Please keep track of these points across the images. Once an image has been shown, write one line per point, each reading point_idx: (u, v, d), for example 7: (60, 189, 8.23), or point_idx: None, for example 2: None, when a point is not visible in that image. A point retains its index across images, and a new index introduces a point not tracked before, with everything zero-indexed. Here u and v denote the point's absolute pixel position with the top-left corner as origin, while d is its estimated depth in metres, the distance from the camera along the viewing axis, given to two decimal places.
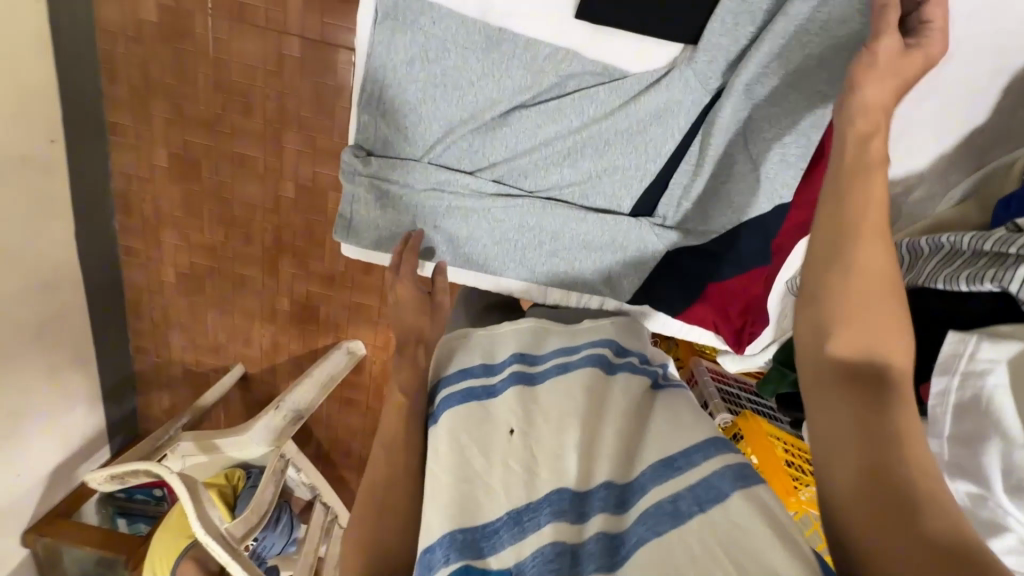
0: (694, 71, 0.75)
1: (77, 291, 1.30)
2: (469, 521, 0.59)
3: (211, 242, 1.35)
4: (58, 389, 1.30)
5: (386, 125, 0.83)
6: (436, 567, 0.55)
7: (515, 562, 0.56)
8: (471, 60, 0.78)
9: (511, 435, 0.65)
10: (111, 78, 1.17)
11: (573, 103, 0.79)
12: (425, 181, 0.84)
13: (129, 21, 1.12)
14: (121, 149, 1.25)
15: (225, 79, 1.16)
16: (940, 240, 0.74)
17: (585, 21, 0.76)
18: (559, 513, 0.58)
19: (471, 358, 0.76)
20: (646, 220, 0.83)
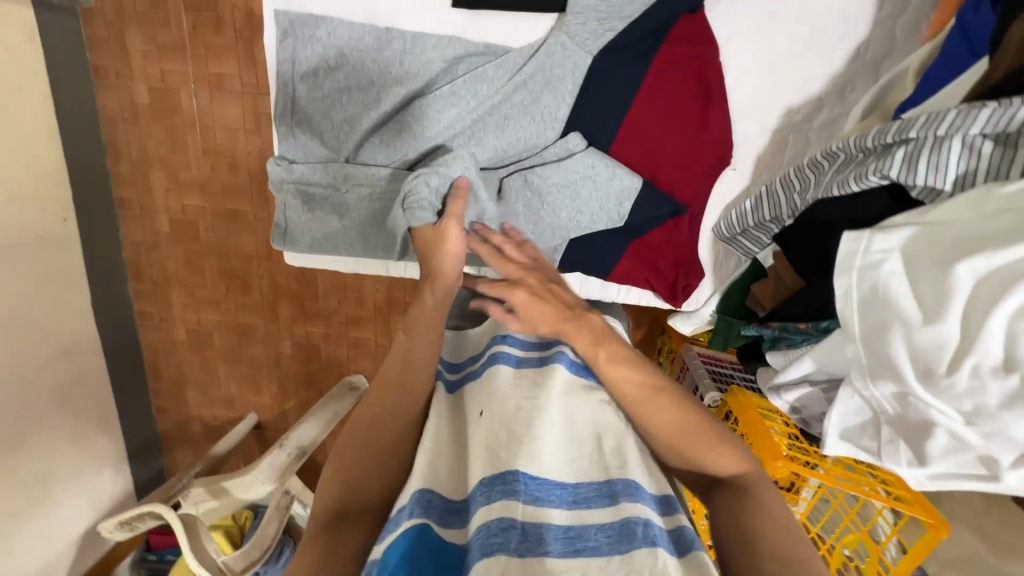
0: (569, 34, 0.80)
1: (97, 356, 1.39)
2: (443, 491, 0.61)
3: (215, 296, 1.43)
4: (85, 453, 1.37)
5: (301, 131, 0.88)
6: (399, 522, 0.57)
7: (474, 527, 0.54)
8: (366, 60, 0.83)
9: (481, 415, 0.65)
10: (116, 159, 1.31)
11: (466, 84, 0.82)
12: (344, 178, 0.86)
13: (126, 106, 1.26)
14: (129, 220, 1.37)
15: (211, 143, 1.27)
16: (836, 155, 0.62)
17: (463, 8, 0.82)
18: (512, 493, 0.56)
19: (461, 355, 0.83)
20: (556, 185, 0.86)
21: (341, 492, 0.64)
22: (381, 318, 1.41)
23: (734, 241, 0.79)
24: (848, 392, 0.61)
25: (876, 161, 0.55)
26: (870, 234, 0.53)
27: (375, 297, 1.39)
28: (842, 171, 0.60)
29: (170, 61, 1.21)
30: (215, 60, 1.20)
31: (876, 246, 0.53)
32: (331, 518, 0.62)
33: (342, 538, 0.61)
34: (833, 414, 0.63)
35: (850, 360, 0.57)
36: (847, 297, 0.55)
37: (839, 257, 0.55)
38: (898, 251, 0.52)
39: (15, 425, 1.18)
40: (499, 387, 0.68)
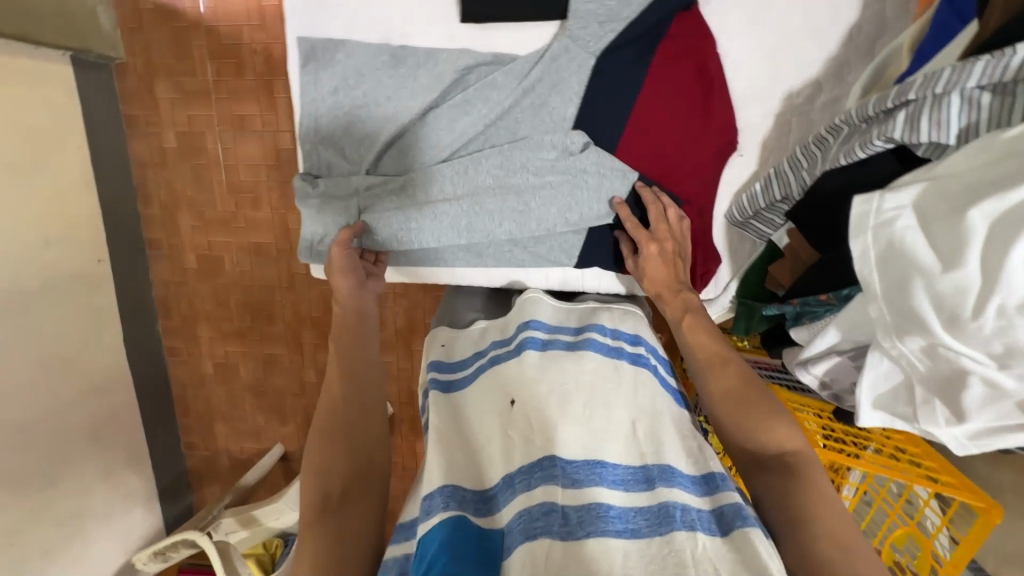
0: (573, 37, 0.81)
1: (128, 393, 1.42)
2: (472, 485, 0.63)
3: (240, 328, 1.47)
4: (117, 489, 1.38)
5: (324, 148, 0.90)
6: (435, 511, 0.58)
7: (511, 517, 0.57)
8: (382, 77, 0.86)
9: (513, 405, 0.67)
10: (146, 202, 1.38)
11: (477, 92, 0.85)
12: (364, 188, 0.88)
13: (155, 151, 1.34)
14: (159, 259, 1.43)
15: (235, 181, 1.34)
16: (840, 128, 0.62)
17: (471, 23, 0.85)
18: (546, 480, 0.58)
19: (470, 344, 0.82)
20: (568, 183, 0.85)
21: (323, 476, 0.68)
22: (403, 341, 1.42)
23: (747, 225, 0.79)
24: (876, 357, 0.57)
25: (877, 125, 0.55)
26: (881, 194, 0.50)
27: (395, 321, 1.41)
28: (847, 143, 0.59)
29: (195, 106, 1.29)
30: (236, 103, 1.28)
31: (889, 204, 0.50)
32: (323, 509, 0.66)
33: (338, 520, 0.65)
34: (863, 380, 0.58)
35: (874, 320, 0.53)
36: (867, 260, 0.51)
37: (851, 220, 0.52)
38: (913, 206, 0.49)
39: (50, 461, 1.20)
40: (526, 374, 0.70)
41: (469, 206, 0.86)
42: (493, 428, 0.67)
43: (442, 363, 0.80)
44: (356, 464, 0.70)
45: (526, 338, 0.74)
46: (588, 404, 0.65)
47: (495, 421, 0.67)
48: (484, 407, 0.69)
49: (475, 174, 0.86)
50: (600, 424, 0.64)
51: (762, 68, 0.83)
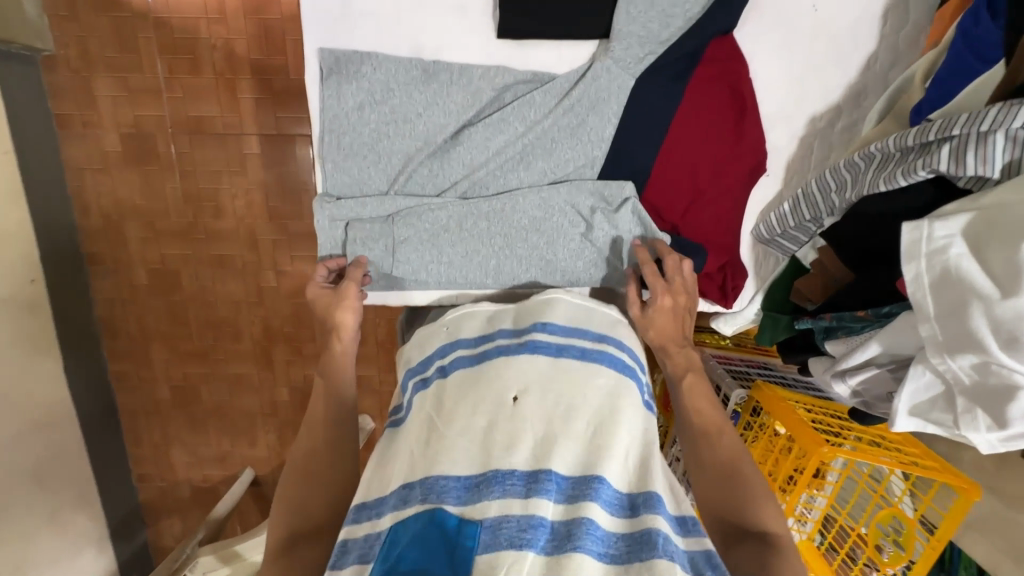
0: (613, 59, 0.79)
1: (70, 426, 1.27)
2: (463, 469, 0.64)
3: (201, 347, 1.35)
4: (64, 534, 1.24)
5: (347, 165, 0.83)
6: (415, 502, 0.63)
7: (493, 514, 0.59)
8: (413, 92, 0.81)
9: (515, 402, 0.68)
10: (84, 212, 1.23)
11: (513, 111, 0.82)
12: (393, 210, 0.84)
13: (95, 155, 1.19)
14: (101, 276, 1.28)
15: (192, 188, 1.22)
16: (877, 155, 0.65)
17: (508, 39, 0.81)
18: (542, 492, 0.60)
19: (476, 328, 0.79)
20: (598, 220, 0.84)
21: (290, 512, 0.72)
22: (384, 352, 1.37)
23: (773, 242, 0.83)
24: (918, 369, 0.61)
25: (923, 156, 0.58)
26: (931, 222, 0.55)
27: (376, 334, 1.35)
28: (885, 169, 0.63)
29: (143, 106, 1.16)
30: (194, 103, 1.16)
31: (940, 233, 0.55)
32: (281, 547, 0.69)
33: (290, 561, 0.68)
34: (903, 390, 0.62)
35: (924, 338, 0.57)
36: (920, 281, 0.55)
37: (902, 246, 0.56)
38: (961, 235, 0.54)
39: None
40: (539, 375, 0.70)
41: (502, 234, 0.85)
42: (494, 425, 0.66)
43: (441, 347, 0.78)
44: (322, 508, 0.73)
45: (536, 344, 0.72)
46: (593, 420, 0.67)
47: (492, 414, 0.67)
48: (487, 407, 0.68)
49: (509, 199, 0.84)
50: (602, 439, 0.66)
51: (769, 87, 0.85)
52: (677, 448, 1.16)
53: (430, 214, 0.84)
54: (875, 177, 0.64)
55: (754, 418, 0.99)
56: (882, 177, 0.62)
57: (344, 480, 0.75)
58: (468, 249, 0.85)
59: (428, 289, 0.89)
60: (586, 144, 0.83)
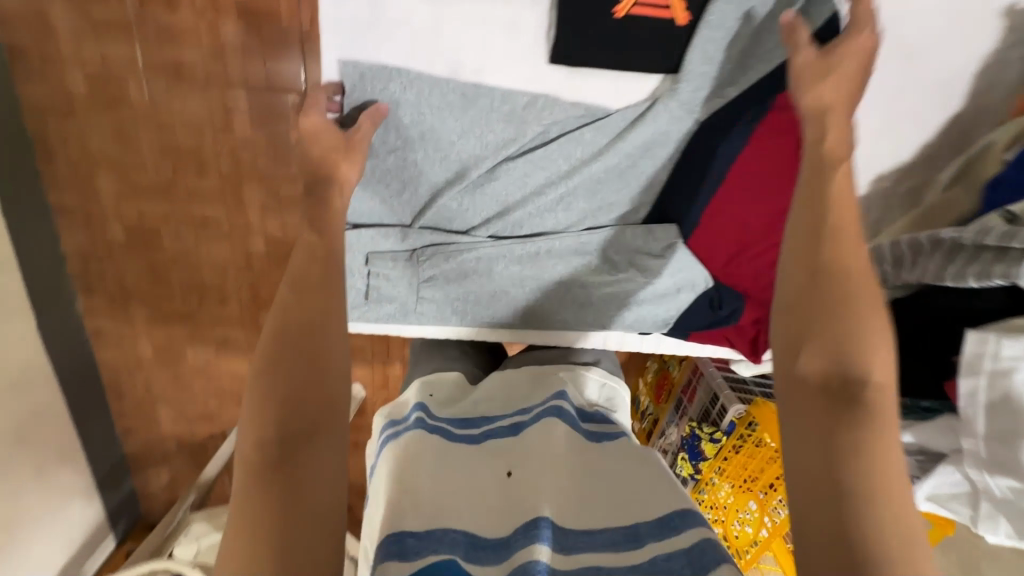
0: (678, 101, 0.77)
1: (48, 385, 1.24)
2: (459, 524, 0.59)
3: (186, 309, 1.30)
4: (49, 489, 1.25)
5: (377, 194, 0.83)
6: (422, 553, 0.55)
7: (519, 563, 0.53)
8: (450, 121, 0.78)
9: (510, 474, 0.64)
10: (48, 159, 1.11)
11: (558, 149, 0.80)
12: (422, 243, 0.85)
13: (58, 96, 1.06)
14: (72, 230, 1.19)
15: (170, 141, 1.11)
16: (946, 241, 0.74)
17: (560, 65, 0.78)
18: (542, 536, 0.55)
19: (463, 401, 0.78)
20: (630, 269, 0.88)
21: (268, 422, 0.54)
22: None
23: None
24: (948, 469, 0.73)
25: (1004, 265, 0.67)
26: (1000, 339, 0.65)
27: None
28: (953, 262, 0.72)
29: (111, 44, 1.01)
30: (170, 45, 1.02)
31: (1007, 354, 0.65)
32: (270, 470, 0.52)
33: (293, 482, 0.51)
34: (931, 482, 0.75)
35: (966, 449, 0.70)
36: (976, 394, 0.67)
37: (968, 359, 0.67)
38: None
39: None
40: (529, 448, 0.67)
41: (532, 273, 0.87)
42: (486, 489, 0.63)
43: (425, 410, 0.73)
44: (323, 411, 0.56)
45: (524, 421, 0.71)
46: (582, 484, 0.65)
47: (483, 486, 0.63)
48: (476, 478, 0.64)
49: (543, 240, 0.85)
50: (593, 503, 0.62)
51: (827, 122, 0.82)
52: (667, 440, 1.19)
53: (460, 251, 0.85)
54: (942, 267, 0.73)
55: (749, 432, 0.96)
56: (952, 271, 0.72)
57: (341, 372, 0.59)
58: (495, 286, 0.88)
59: (448, 323, 0.91)
60: (628, 188, 0.84)
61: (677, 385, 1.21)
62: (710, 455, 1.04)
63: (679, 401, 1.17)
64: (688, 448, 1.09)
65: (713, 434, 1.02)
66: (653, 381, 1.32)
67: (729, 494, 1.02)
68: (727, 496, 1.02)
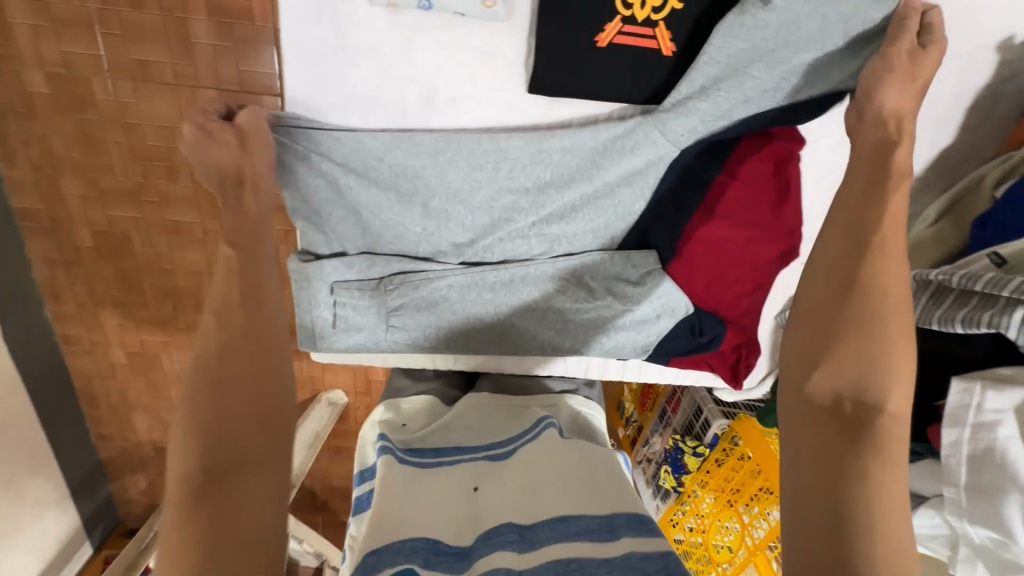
0: (663, 129, 0.75)
1: (19, 395, 1.20)
2: (423, 535, 0.59)
3: (160, 316, 1.26)
4: (23, 499, 1.22)
5: (341, 223, 0.81)
6: (384, 568, 0.55)
7: (480, 570, 0.54)
8: (416, 146, 0.76)
9: (475, 491, 0.66)
10: (9, 162, 1.06)
11: (530, 172, 0.79)
12: (390, 272, 0.83)
13: (16, 96, 1.00)
14: (38, 234, 1.14)
15: (140, 144, 1.06)
16: (935, 283, 0.78)
17: (538, 93, 0.75)
18: (502, 544, 0.56)
19: (430, 422, 0.80)
20: (607, 296, 0.85)
21: (204, 445, 0.58)
22: None
23: None
24: (928, 511, 0.76)
25: (990, 312, 0.68)
26: (984, 392, 0.67)
27: None
28: (943, 306, 0.75)
29: (72, 42, 0.96)
30: (136, 45, 0.96)
31: (991, 407, 0.67)
32: (204, 483, 0.56)
33: (226, 496, 0.56)
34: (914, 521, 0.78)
35: (948, 496, 0.71)
36: (960, 444, 0.69)
37: (955, 410, 0.70)
38: (1010, 413, 0.66)
39: None
40: (494, 467, 0.69)
41: (506, 299, 0.85)
42: (456, 504, 0.64)
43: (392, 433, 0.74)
44: (261, 432, 0.61)
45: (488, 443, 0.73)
46: (546, 479, 0.65)
47: (451, 501, 0.65)
48: (443, 495, 0.65)
49: (517, 266, 0.84)
50: (559, 495, 0.63)
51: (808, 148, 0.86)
52: (650, 450, 1.19)
53: (431, 279, 0.83)
54: (931, 310, 0.77)
55: (733, 447, 0.96)
56: (941, 314, 0.75)
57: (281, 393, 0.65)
58: (466, 314, 0.86)
59: (419, 353, 0.89)
60: (607, 215, 0.83)
61: (660, 396, 1.21)
62: (693, 468, 1.05)
63: (662, 411, 1.18)
64: (671, 460, 1.09)
65: (696, 447, 1.03)
66: (638, 390, 1.32)
67: (711, 506, 1.01)
68: (709, 508, 1.02)
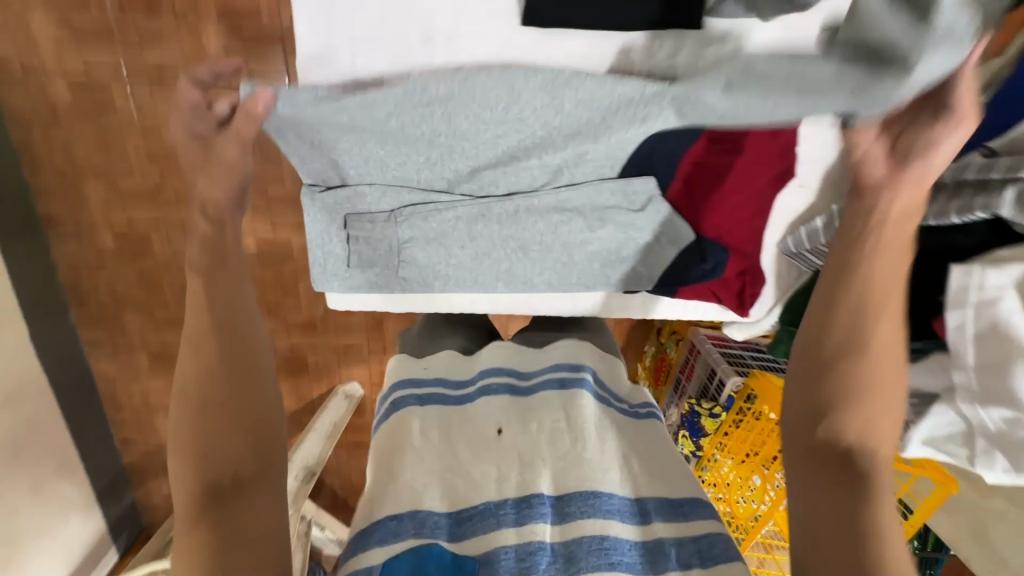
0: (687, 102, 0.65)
1: (45, 397, 1.23)
2: (445, 503, 0.58)
3: (180, 316, 1.29)
4: (51, 502, 1.24)
5: (341, 158, 0.77)
6: (406, 536, 0.54)
7: (512, 542, 0.54)
8: (416, 90, 0.69)
9: (500, 436, 0.64)
10: (35, 170, 1.12)
11: (541, 113, 0.71)
12: (395, 203, 0.82)
13: (41, 106, 1.06)
14: (62, 239, 1.19)
15: (156, 145, 1.11)
16: None
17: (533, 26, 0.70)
18: (538, 517, 0.55)
19: (451, 361, 0.76)
20: (614, 229, 0.84)
21: (203, 464, 0.54)
22: (373, 323, 1.34)
23: (800, 255, 0.84)
24: (943, 407, 0.63)
25: (984, 196, 0.58)
26: (983, 270, 0.56)
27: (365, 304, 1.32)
28: (936, 200, 0.63)
29: (92, 51, 1.02)
30: (151, 49, 1.02)
31: (993, 284, 0.56)
32: (202, 500, 0.52)
33: (230, 511, 0.52)
34: (921, 429, 0.65)
35: (958, 383, 0.60)
36: (966, 328, 0.58)
37: (951, 291, 0.58)
38: (1013, 289, 0.55)
39: None
40: (521, 413, 0.67)
41: (511, 233, 0.84)
42: (479, 461, 0.61)
43: (415, 378, 0.72)
44: (254, 440, 0.56)
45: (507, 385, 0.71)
46: (576, 439, 0.62)
47: (475, 454, 0.62)
48: (467, 447, 0.63)
49: (524, 202, 0.81)
50: (593, 458, 0.61)
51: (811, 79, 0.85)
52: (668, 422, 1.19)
53: (436, 212, 0.82)
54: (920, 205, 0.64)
55: (748, 405, 0.97)
56: (931, 209, 0.63)
57: (269, 407, 0.59)
58: (472, 249, 0.85)
59: (426, 286, 0.89)
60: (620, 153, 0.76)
61: (674, 366, 1.21)
62: (711, 431, 1.04)
63: (676, 380, 1.18)
64: (687, 425, 1.07)
65: (713, 409, 1.02)
66: (652, 365, 1.31)
67: (732, 470, 1.02)
68: (731, 472, 1.02)
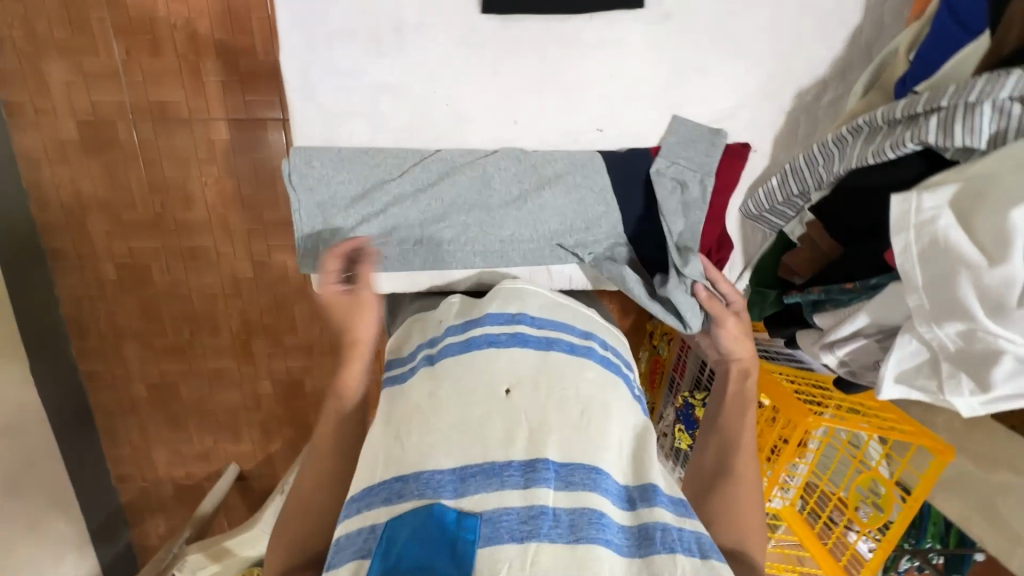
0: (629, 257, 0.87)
1: (42, 430, 1.24)
2: (448, 460, 0.57)
3: (179, 343, 1.31)
4: (43, 539, 1.22)
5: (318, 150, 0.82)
6: (410, 497, 0.56)
7: (513, 504, 0.54)
8: None
9: (506, 395, 0.62)
10: (41, 206, 1.17)
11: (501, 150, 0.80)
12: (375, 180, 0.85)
13: (50, 145, 1.12)
14: (65, 273, 1.23)
15: (157, 177, 1.17)
16: (862, 128, 0.72)
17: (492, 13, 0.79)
18: (542, 482, 0.55)
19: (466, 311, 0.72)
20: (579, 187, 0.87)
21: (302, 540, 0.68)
22: None
23: (761, 217, 0.89)
24: (906, 338, 0.68)
25: (912, 130, 0.64)
26: (919, 194, 0.61)
27: None
28: (873, 142, 0.70)
29: (99, 92, 1.09)
30: (155, 87, 1.10)
31: (929, 205, 0.61)
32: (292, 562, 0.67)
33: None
34: (890, 359, 0.70)
35: (913, 307, 0.64)
36: (909, 248, 0.62)
37: (895, 218, 0.63)
38: (948, 206, 0.60)
39: None
40: (530, 369, 0.64)
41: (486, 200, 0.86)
42: (487, 416, 0.60)
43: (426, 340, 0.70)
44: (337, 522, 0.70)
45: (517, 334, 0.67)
46: (586, 413, 0.62)
47: (482, 409, 0.61)
48: (473, 399, 0.61)
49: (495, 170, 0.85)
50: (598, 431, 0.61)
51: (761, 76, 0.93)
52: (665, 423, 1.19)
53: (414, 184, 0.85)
54: (863, 150, 0.71)
55: None
56: (872, 149, 0.69)
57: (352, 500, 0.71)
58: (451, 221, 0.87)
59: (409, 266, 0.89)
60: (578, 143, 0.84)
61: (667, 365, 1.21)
62: None
63: (671, 378, 1.19)
64: (683, 419, 1.08)
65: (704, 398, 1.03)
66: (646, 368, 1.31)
67: None
68: None
